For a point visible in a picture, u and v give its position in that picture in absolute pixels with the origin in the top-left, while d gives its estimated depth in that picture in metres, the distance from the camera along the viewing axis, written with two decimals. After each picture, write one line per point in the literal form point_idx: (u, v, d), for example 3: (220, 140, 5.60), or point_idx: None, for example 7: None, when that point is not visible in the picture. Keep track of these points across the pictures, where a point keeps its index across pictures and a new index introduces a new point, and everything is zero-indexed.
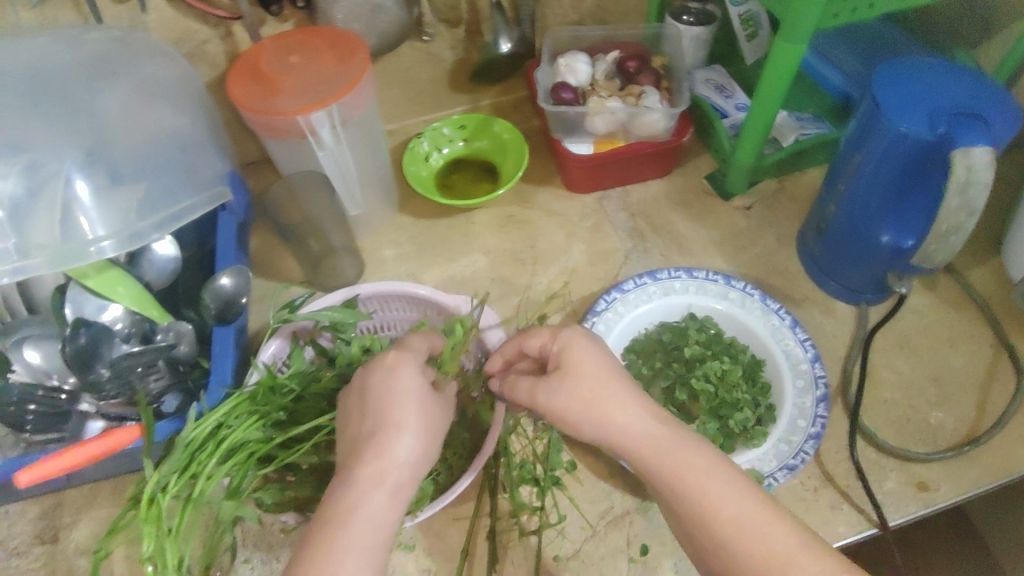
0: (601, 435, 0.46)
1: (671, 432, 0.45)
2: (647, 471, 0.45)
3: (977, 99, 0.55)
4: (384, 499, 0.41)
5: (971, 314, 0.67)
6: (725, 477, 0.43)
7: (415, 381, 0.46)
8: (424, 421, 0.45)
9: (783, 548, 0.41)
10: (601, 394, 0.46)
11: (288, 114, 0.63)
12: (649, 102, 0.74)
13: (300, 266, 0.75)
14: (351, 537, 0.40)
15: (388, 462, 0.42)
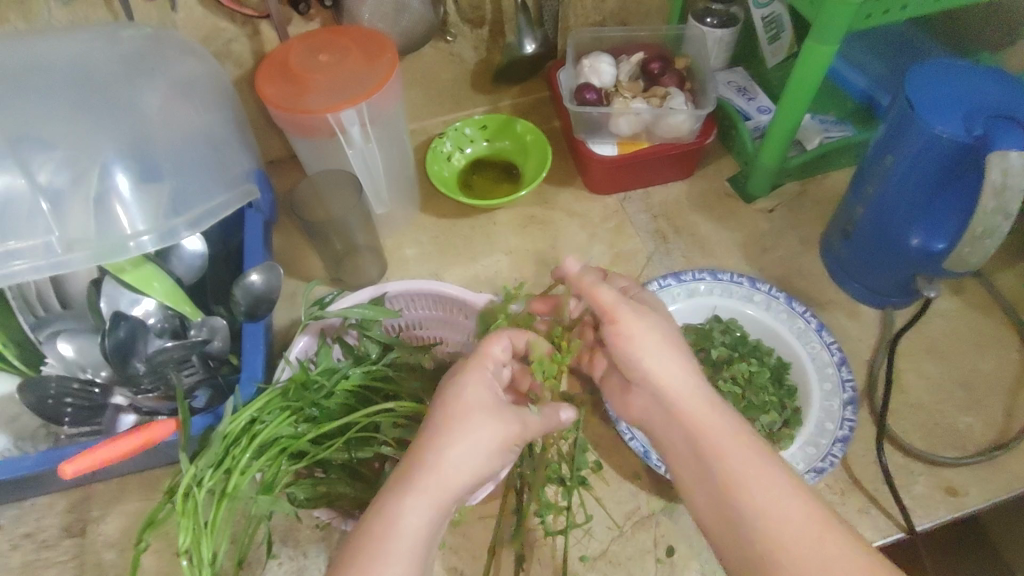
0: (650, 372, 0.48)
1: (712, 397, 0.47)
2: (683, 419, 0.46)
3: (1013, 102, 0.55)
4: (426, 511, 0.41)
5: (998, 318, 0.67)
6: (756, 447, 0.44)
7: (480, 397, 0.46)
8: (483, 441, 0.44)
9: (798, 525, 0.41)
10: (664, 340, 0.49)
11: (317, 112, 0.63)
12: (675, 103, 0.74)
13: (323, 265, 0.75)
14: (388, 544, 0.40)
15: (437, 472, 0.42)
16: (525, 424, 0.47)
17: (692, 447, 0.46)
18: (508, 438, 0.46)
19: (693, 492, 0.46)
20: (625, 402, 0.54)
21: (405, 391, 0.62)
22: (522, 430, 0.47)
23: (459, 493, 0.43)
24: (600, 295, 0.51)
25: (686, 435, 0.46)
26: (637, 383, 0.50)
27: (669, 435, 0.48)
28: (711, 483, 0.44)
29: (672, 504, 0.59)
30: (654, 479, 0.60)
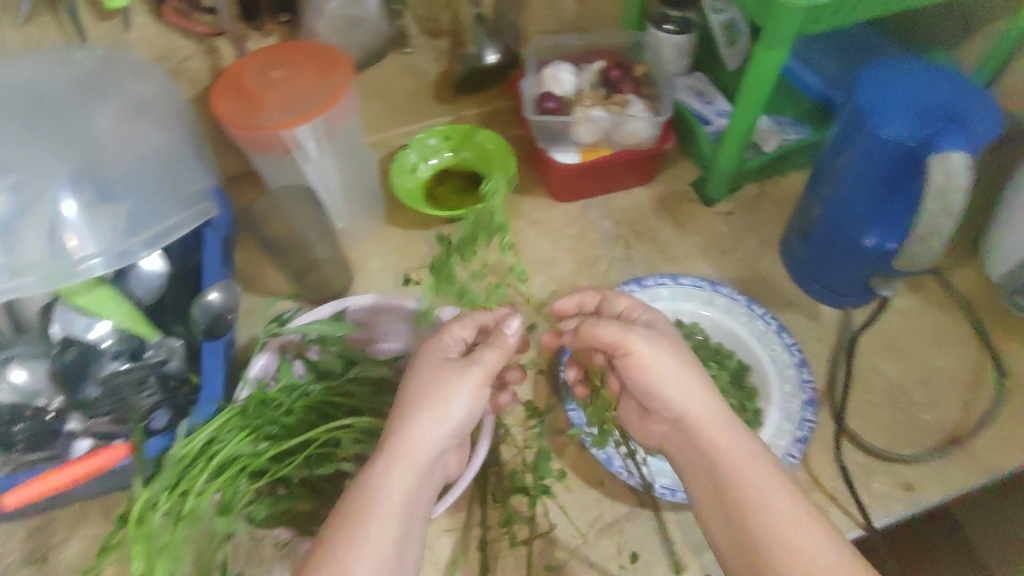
0: (672, 399, 0.51)
1: (731, 421, 0.50)
2: (704, 444, 0.50)
3: (959, 101, 0.55)
4: (399, 475, 0.47)
5: (955, 314, 0.68)
6: (766, 468, 0.48)
7: (439, 363, 0.53)
8: (445, 401, 0.50)
9: (799, 538, 0.45)
10: (681, 365, 0.52)
11: (271, 128, 0.63)
12: (634, 111, 0.76)
13: (287, 280, 0.75)
14: (370, 510, 0.46)
15: (405, 439, 0.49)
16: (485, 367, 0.52)
17: (711, 470, 0.49)
18: (469, 392, 0.51)
19: (709, 511, 0.50)
20: (645, 424, 0.57)
21: (369, 405, 0.62)
22: (482, 375, 0.52)
23: (432, 452, 0.49)
24: (603, 331, 0.53)
25: (705, 458, 0.50)
26: (658, 409, 0.53)
27: (691, 458, 0.51)
28: (730, 504, 0.48)
29: (635, 510, 0.59)
30: (618, 485, 0.60)
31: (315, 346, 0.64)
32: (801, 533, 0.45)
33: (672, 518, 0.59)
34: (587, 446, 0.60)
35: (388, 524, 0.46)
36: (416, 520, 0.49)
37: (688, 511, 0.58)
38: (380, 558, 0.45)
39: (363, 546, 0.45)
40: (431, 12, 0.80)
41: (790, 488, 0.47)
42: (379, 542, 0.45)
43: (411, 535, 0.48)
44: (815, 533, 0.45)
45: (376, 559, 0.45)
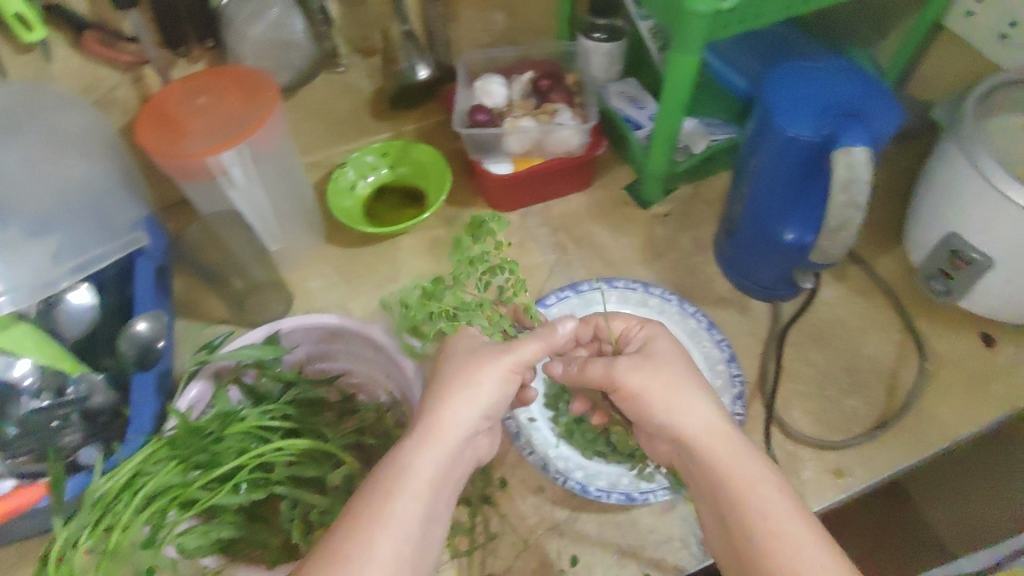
0: (666, 423, 0.50)
1: (734, 442, 0.48)
2: (702, 465, 0.47)
3: (859, 99, 0.57)
4: (431, 451, 0.48)
5: (880, 301, 0.70)
6: (773, 490, 0.45)
7: (473, 350, 0.54)
8: (479, 383, 0.51)
9: (808, 556, 0.41)
10: (672, 387, 0.51)
11: (197, 156, 0.63)
12: (562, 119, 0.77)
13: (227, 306, 0.75)
14: (398, 486, 0.45)
15: (438, 419, 0.49)
16: (521, 353, 0.53)
17: (713, 492, 0.47)
18: (504, 376, 0.52)
19: (716, 535, 0.47)
20: (652, 449, 0.55)
21: (306, 425, 0.62)
22: (518, 360, 0.53)
23: (463, 433, 0.50)
24: (593, 370, 0.54)
25: (707, 482, 0.47)
26: (658, 435, 0.52)
27: (696, 482, 0.49)
28: (733, 529, 0.45)
29: (574, 514, 0.60)
30: (558, 490, 0.61)
31: (250, 370, 0.64)
32: (808, 553, 0.41)
33: (611, 519, 0.60)
34: (523, 454, 0.61)
35: (417, 503, 0.45)
36: (443, 502, 0.48)
37: (626, 511, 0.59)
38: (407, 534, 0.44)
39: (389, 522, 0.44)
40: (363, 31, 0.80)
41: (797, 508, 0.44)
42: (406, 521, 0.44)
43: (437, 519, 0.47)
44: (824, 554, 0.41)
45: (401, 537, 0.44)
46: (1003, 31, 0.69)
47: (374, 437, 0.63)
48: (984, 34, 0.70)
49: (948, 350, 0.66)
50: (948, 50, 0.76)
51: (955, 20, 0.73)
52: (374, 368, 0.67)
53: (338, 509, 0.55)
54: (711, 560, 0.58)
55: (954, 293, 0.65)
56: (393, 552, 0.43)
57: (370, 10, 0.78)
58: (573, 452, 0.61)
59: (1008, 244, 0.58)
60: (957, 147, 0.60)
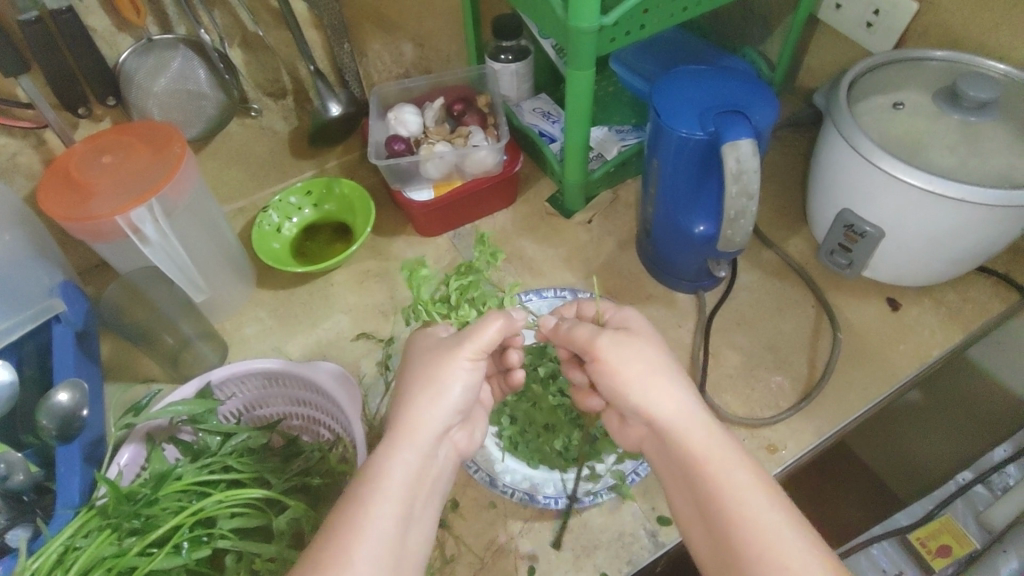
0: (638, 404, 0.48)
1: (707, 426, 0.47)
2: (677, 451, 0.46)
3: (739, 97, 0.61)
4: (403, 453, 0.46)
5: (792, 280, 0.75)
6: (748, 474, 0.44)
7: (435, 347, 0.52)
8: (443, 380, 0.49)
9: (787, 546, 0.40)
10: (650, 367, 0.49)
11: (104, 217, 0.61)
12: (476, 140, 0.79)
13: (158, 364, 0.73)
14: (375, 490, 0.43)
15: (407, 418, 0.47)
16: (483, 339, 0.51)
17: (686, 477, 0.46)
18: (466, 368, 0.51)
19: (692, 520, 0.45)
20: (624, 432, 0.54)
21: (249, 473, 0.61)
22: (479, 347, 0.51)
23: (435, 429, 0.48)
24: (579, 333, 0.53)
25: (682, 468, 0.46)
26: (630, 414, 0.51)
27: (669, 468, 0.48)
28: (707, 514, 0.44)
29: (528, 524, 0.61)
30: (509, 504, 0.62)
31: (185, 427, 0.63)
32: (771, 531, 0.41)
33: (563, 524, 0.61)
34: (468, 473, 0.62)
35: (393, 503, 0.43)
36: (423, 502, 0.46)
37: (577, 515, 0.61)
38: (386, 539, 0.42)
39: (369, 528, 0.41)
40: (271, 74, 0.81)
41: (766, 487, 0.43)
42: (385, 524, 0.42)
43: (420, 520, 0.45)
44: (797, 539, 0.41)
45: (382, 541, 0.41)
46: (868, 19, 0.74)
47: (320, 477, 0.62)
48: (853, 23, 0.76)
49: (855, 318, 0.72)
50: (828, 40, 0.81)
51: (827, 13, 0.78)
52: (312, 408, 0.66)
53: (285, 555, 0.55)
54: (663, 550, 0.59)
55: (855, 265, 0.70)
56: (375, 554, 0.41)
57: (275, 54, 0.79)
58: (519, 464, 0.63)
59: (893, 212, 0.63)
60: (835, 129, 0.65)
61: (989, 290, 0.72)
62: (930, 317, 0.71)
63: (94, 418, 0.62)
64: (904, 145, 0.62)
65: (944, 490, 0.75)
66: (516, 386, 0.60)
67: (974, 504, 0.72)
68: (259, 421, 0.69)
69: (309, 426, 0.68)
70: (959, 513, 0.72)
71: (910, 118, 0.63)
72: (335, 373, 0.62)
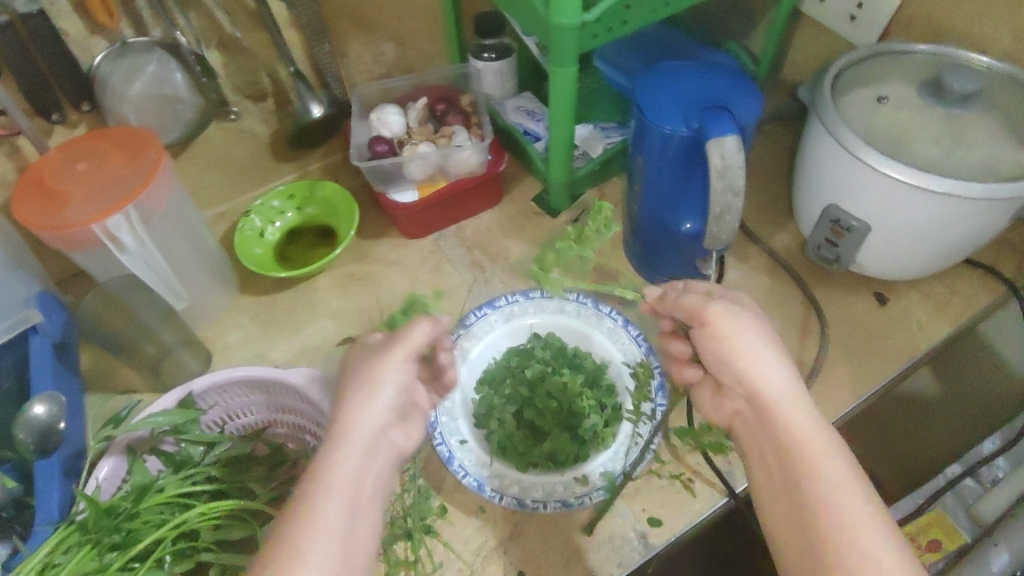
0: (743, 371, 0.47)
1: (809, 409, 0.45)
2: (777, 426, 0.45)
3: (723, 93, 0.60)
4: (344, 453, 0.43)
5: (779, 276, 0.75)
6: (845, 462, 0.42)
7: (370, 350, 0.49)
8: (377, 378, 0.46)
9: (868, 539, 0.39)
10: (758, 340, 0.48)
11: (79, 225, 0.60)
12: (460, 140, 0.78)
13: (139, 375, 0.72)
14: (317, 491, 0.41)
15: (345, 417, 0.45)
16: (411, 341, 0.49)
17: (781, 452, 0.44)
18: (399, 368, 0.47)
19: (770, 497, 0.44)
20: (716, 404, 0.52)
21: (232, 483, 0.60)
22: (409, 348, 0.48)
23: (373, 428, 0.45)
24: (685, 299, 0.52)
25: (777, 444, 0.45)
26: (730, 383, 0.50)
27: (758, 444, 0.47)
28: (797, 494, 0.42)
29: (517, 529, 0.60)
30: (498, 509, 0.61)
31: (167, 438, 0.62)
32: (861, 520, 0.40)
33: (552, 528, 0.60)
34: (457, 477, 0.61)
35: (337, 504, 0.41)
36: (371, 501, 0.43)
37: (566, 517, 0.60)
38: (331, 541, 0.39)
39: (315, 531, 0.39)
40: (250, 76, 0.79)
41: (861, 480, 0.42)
42: (328, 528, 0.39)
43: (369, 519, 0.42)
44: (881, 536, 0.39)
45: (328, 542, 0.39)
46: (852, 12, 0.74)
47: None
48: (837, 16, 0.76)
49: (842, 313, 0.71)
50: (812, 34, 0.81)
51: (811, 7, 0.78)
52: (296, 415, 0.65)
53: None
54: (654, 551, 0.59)
55: (842, 259, 0.70)
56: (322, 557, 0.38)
57: (253, 55, 0.78)
58: (507, 468, 0.62)
59: (880, 207, 0.62)
60: (820, 123, 0.64)
61: (976, 283, 0.72)
62: (918, 310, 0.71)
63: (74, 431, 0.61)
64: (888, 139, 0.62)
65: (934, 483, 0.74)
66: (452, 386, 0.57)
67: (964, 497, 0.72)
68: (243, 430, 0.68)
69: (294, 433, 0.67)
70: (951, 508, 0.72)
71: (894, 112, 0.63)
72: (312, 377, 0.61)
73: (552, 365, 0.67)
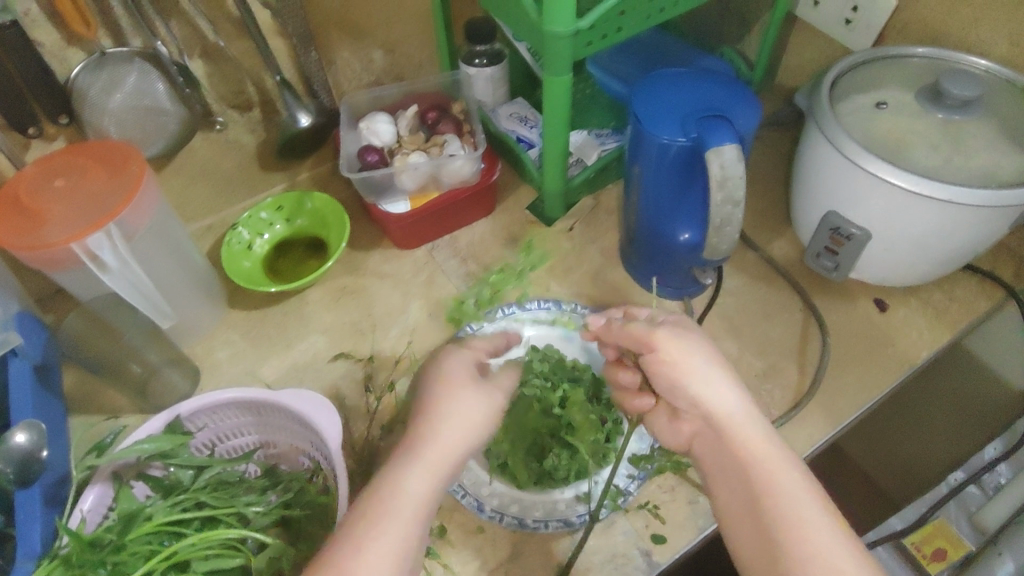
0: (696, 394, 0.49)
1: (762, 424, 0.48)
2: (731, 444, 0.47)
3: (720, 101, 0.59)
4: (419, 469, 0.45)
5: (778, 284, 0.74)
6: (797, 474, 0.45)
7: (460, 373, 0.51)
8: (461, 409, 0.48)
9: (827, 550, 0.41)
10: (705, 361, 0.50)
11: (56, 245, 0.58)
12: (452, 149, 0.76)
13: (125, 396, 0.70)
14: (387, 506, 0.43)
15: (428, 434, 0.47)
16: (501, 384, 0.53)
17: (737, 470, 0.46)
18: (485, 401, 0.50)
19: (732, 516, 0.46)
20: (672, 429, 0.53)
21: (223, 508, 0.58)
22: (500, 390, 0.52)
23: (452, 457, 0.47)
24: (632, 328, 0.52)
25: (733, 462, 0.47)
26: (683, 407, 0.51)
27: (715, 466, 0.48)
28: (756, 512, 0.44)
29: (518, 549, 0.59)
30: (498, 529, 0.60)
31: (156, 463, 0.60)
32: (820, 532, 0.42)
33: (553, 548, 0.59)
34: (456, 497, 0.60)
35: (411, 516, 0.43)
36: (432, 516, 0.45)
37: (567, 536, 0.59)
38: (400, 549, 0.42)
39: (386, 551, 0.41)
40: (235, 86, 0.77)
41: (815, 492, 0.44)
42: (395, 543, 0.42)
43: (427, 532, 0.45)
44: (840, 546, 0.41)
45: (394, 552, 0.42)
46: (846, 16, 0.73)
47: (300, 508, 0.58)
48: (832, 20, 0.75)
49: (842, 320, 0.71)
50: (806, 38, 0.80)
51: (804, 11, 0.77)
52: (290, 435, 0.63)
53: None
54: (658, 570, 0.57)
55: (842, 267, 0.69)
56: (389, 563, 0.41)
57: (238, 65, 0.76)
58: (507, 486, 0.61)
59: (880, 215, 0.62)
60: (819, 130, 0.63)
61: (974, 289, 0.72)
62: (917, 317, 0.70)
63: (56, 457, 0.59)
64: (886, 145, 0.61)
65: (935, 492, 0.73)
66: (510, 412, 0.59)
67: (967, 505, 0.71)
68: (233, 452, 0.66)
69: (288, 454, 0.65)
70: (953, 516, 0.71)
71: (893, 118, 0.62)
72: (305, 398, 0.59)
73: (550, 380, 0.65)
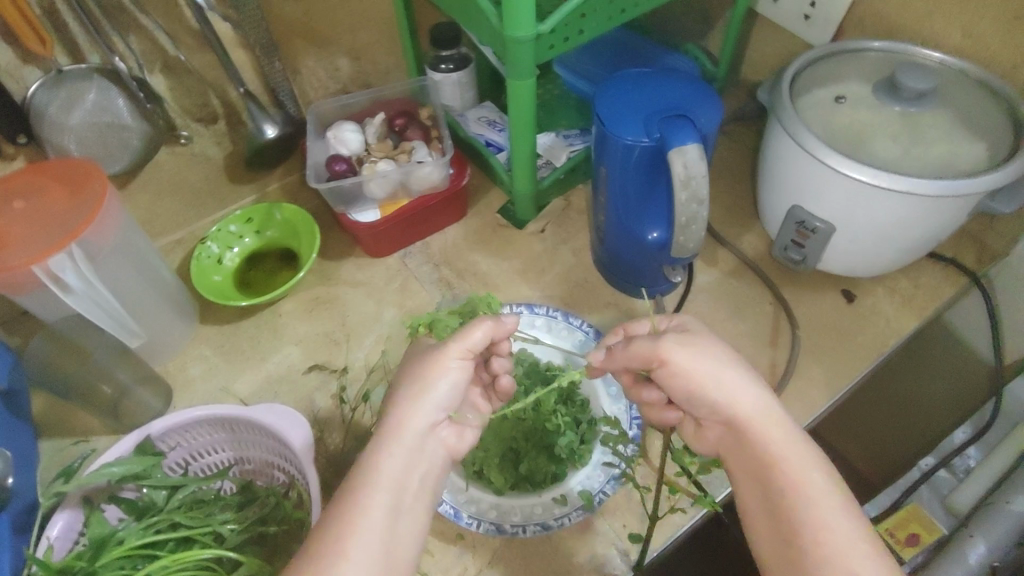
0: (717, 402, 0.48)
1: (785, 425, 0.47)
2: (755, 448, 0.46)
3: (683, 101, 0.60)
4: (393, 451, 0.46)
5: (749, 278, 0.75)
6: (824, 478, 0.45)
7: (426, 351, 0.52)
8: (431, 385, 0.49)
9: (849, 554, 0.41)
10: (720, 365, 0.49)
11: (15, 268, 0.57)
12: (420, 156, 0.76)
13: (96, 417, 0.69)
14: (366, 490, 0.44)
15: (400, 420, 0.48)
16: (470, 340, 0.51)
17: (759, 472, 0.46)
18: (456, 366, 0.50)
19: (756, 518, 0.46)
20: (699, 437, 0.53)
21: (199, 528, 0.57)
22: (465, 347, 0.51)
23: (419, 427, 0.48)
24: (637, 347, 0.51)
25: (756, 464, 0.46)
26: (704, 414, 0.50)
27: (740, 468, 0.48)
28: (780, 515, 0.44)
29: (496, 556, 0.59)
30: (477, 535, 0.60)
31: (129, 485, 0.59)
32: (842, 532, 0.42)
33: (533, 550, 0.59)
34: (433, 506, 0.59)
35: (383, 497, 0.44)
36: (412, 495, 0.46)
37: (548, 538, 0.59)
38: (381, 535, 0.43)
39: (359, 527, 0.42)
40: (198, 98, 0.76)
41: (842, 497, 0.44)
42: (377, 533, 0.43)
43: (414, 513, 0.46)
44: (862, 550, 0.42)
45: (376, 535, 0.43)
46: (806, 11, 0.74)
47: (277, 524, 0.58)
48: (792, 16, 0.76)
49: (812, 311, 0.72)
50: (768, 35, 0.81)
51: (765, 7, 0.78)
52: (265, 450, 0.63)
53: None
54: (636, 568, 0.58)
55: (808, 259, 0.70)
56: (371, 550, 0.42)
57: (201, 77, 0.75)
58: (484, 493, 0.60)
59: (843, 208, 0.63)
60: (780, 125, 0.64)
61: (939, 276, 0.73)
62: (885, 305, 0.72)
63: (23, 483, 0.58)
64: (847, 137, 0.62)
65: (907, 478, 0.74)
66: (507, 394, 0.57)
67: (938, 488, 0.72)
68: (208, 469, 0.66)
69: (263, 469, 0.64)
70: (926, 501, 0.71)
71: (853, 111, 0.63)
72: (277, 411, 0.59)
73: (524, 383, 0.66)
